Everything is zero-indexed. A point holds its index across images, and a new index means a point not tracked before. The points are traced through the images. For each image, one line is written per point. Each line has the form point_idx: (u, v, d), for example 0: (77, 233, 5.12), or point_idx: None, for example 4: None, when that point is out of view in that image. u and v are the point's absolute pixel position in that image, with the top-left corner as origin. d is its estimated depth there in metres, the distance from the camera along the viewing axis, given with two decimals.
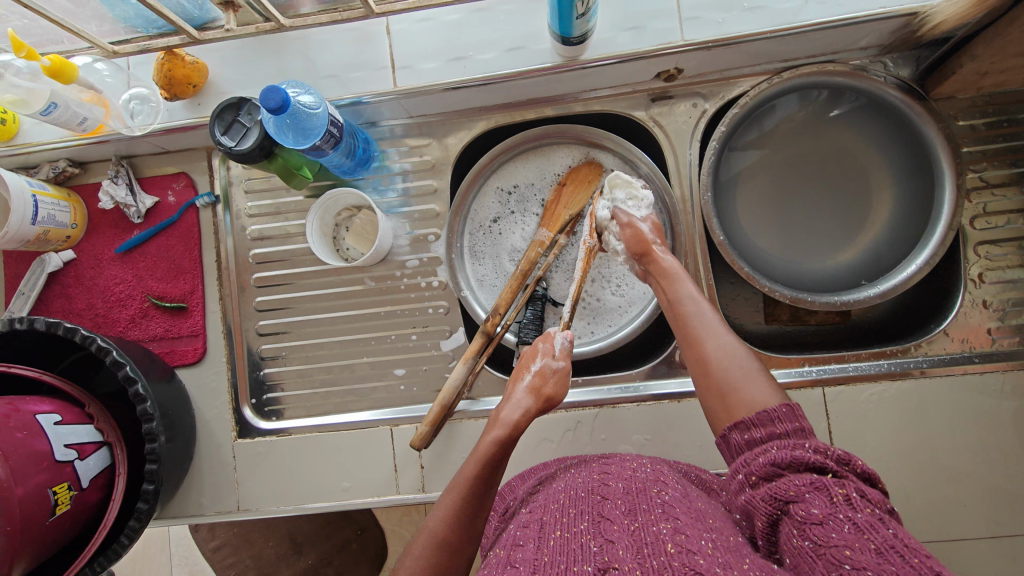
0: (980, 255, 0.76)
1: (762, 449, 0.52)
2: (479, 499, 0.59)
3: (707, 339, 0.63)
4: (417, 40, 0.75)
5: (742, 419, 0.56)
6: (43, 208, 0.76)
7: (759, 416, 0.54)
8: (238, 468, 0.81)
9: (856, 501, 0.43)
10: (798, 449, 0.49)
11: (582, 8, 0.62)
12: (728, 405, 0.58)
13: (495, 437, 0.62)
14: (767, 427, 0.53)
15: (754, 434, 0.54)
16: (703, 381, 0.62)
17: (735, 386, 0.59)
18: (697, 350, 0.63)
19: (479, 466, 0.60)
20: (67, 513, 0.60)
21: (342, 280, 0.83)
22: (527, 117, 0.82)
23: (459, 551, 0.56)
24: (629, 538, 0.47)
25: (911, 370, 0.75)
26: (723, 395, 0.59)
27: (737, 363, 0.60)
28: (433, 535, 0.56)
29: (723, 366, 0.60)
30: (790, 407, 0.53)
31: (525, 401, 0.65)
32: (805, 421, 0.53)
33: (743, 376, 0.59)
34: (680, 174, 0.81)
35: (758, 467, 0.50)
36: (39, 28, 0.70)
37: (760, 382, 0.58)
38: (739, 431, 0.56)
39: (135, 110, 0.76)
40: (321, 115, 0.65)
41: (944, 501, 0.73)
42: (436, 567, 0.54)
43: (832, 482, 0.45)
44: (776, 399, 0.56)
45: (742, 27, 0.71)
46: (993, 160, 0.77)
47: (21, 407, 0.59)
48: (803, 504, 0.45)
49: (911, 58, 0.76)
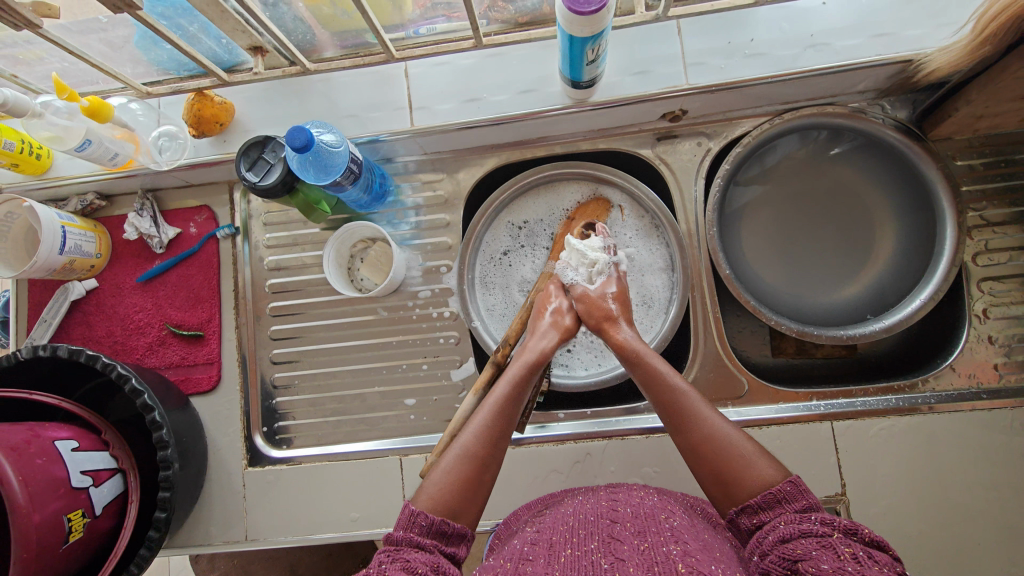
0: (984, 291, 0.77)
1: (772, 527, 0.52)
2: (507, 418, 0.63)
3: (696, 422, 0.61)
4: (433, 82, 0.79)
5: (748, 502, 0.56)
6: (71, 239, 0.79)
7: (765, 497, 0.54)
8: (247, 497, 0.81)
9: (863, 559, 0.45)
10: (805, 521, 0.50)
11: (592, 56, 0.65)
12: (732, 492, 0.57)
13: (523, 364, 0.67)
14: (775, 508, 0.54)
15: (763, 516, 0.54)
16: (700, 466, 0.60)
17: (738, 473, 0.57)
18: (688, 436, 0.61)
19: (508, 389, 0.65)
20: (80, 541, 0.61)
21: (355, 310, 0.84)
22: (537, 154, 0.85)
23: (486, 465, 0.60)
24: (639, 556, 0.47)
25: (919, 406, 0.75)
26: (723, 480, 0.58)
27: (730, 443, 0.59)
28: (461, 450, 0.60)
29: (717, 449, 0.59)
30: (795, 484, 0.54)
31: (549, 332, 0.71)
32: (812, 497, 0.54)
33: (742, 459, 0.58)
34: (686, 210, 0.83)
35: (768, 541, 0.51)
36: (78, 71, 0.74)
37: (762, 462, 0.58)
38: (747, 514, 0.55)
39: (163, 146, 0.80)
40: (342, 153, 0.69)
41: (957, 539, 0.72)
42: (462, 478, 0.58)
43: (839, 542, 0.47)
44: (780, 476, 0.56)
45: (744, 72, 0.74)
46: (992, 200, 0.79)
47: (41, 433, 0.60)
48: (812, 561, 0.46)
49: (908, 101, 0.79)
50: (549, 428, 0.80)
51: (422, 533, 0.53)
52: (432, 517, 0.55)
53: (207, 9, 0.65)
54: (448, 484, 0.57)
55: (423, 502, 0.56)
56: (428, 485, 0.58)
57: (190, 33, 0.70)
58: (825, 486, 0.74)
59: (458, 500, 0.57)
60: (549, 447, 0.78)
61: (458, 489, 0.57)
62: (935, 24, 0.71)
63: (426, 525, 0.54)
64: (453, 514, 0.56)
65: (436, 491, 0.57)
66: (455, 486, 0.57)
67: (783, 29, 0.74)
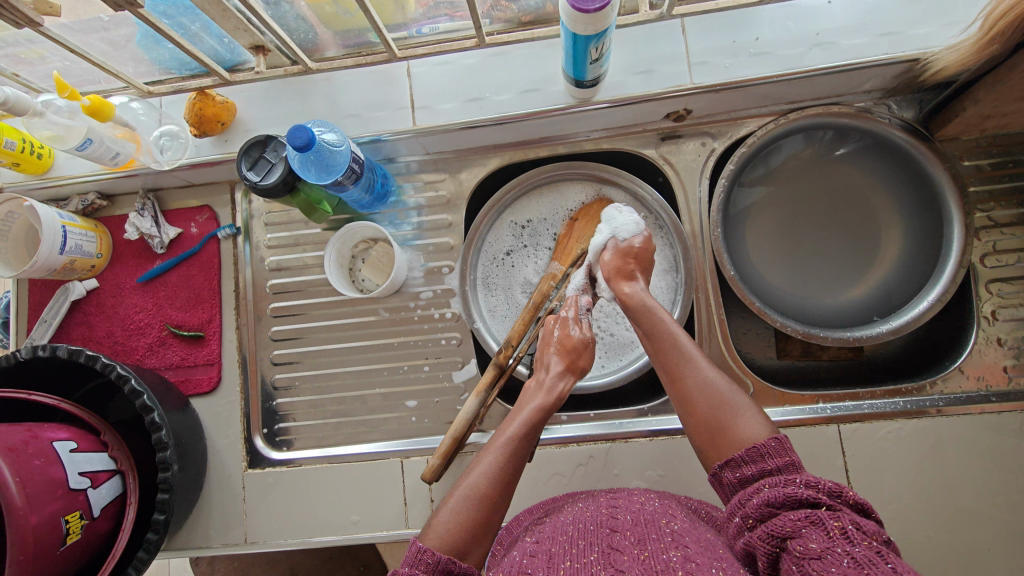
0: (992, 292, 0.76)
1: (756, 488, 0.52)
2: (518, 461, 0.62)
3: (688, 373, 0.62)
4: (436, 82, 0.78)
5: (731, 455, 0.56)
6: (72, 238, 0.78)
7: (749, 452, 0.54)
8: (247, 499, 0.81)
9: (852, 534, 0.43)
10: (790, 485, 0.49)
11: (596, 54, 0.65)
12: (717, 442, 0.58)
13: (539, 404, 0.66)
14: (758, 463, 0.54)
15: (746, 472, 0.54)
16: (689, 417, 0.61)
17: (724, 423, 0.58)
18: (679, 384, 0.62)
19: (521, 432, 0.63)
20: (78, 542, 0.60)
21: (356, 311, 0.84)
22: (539, 154, 0.85)
23: (496, 507, 0.59)
24: (640, 565, 0.46)
25: (927, 408, 0.74)
26: (711, 430, 0.59)
27: (720, 395, 0.60)
28: (470, 490, 0.59)
29: (707, 400, 0.60)
30: (780, 441, 0.54)
31: (563, 372, 0.69)
32: (794, 455, 0.53)
33: (730, 411, 0.58)
34: (690, 211, 0.83)
35: (753, 507, 0.50)
36: (80, 70, 0.73)
37: (750, 416, 0.58)
38: (731, 468, 0.55)
39: (165, 145, 0.80)
40: (343, 152, 0.68)
41: (966, 544, 0.71)
42: (472, 520, 0.57)
43: (827, 516, 0.45)
44: (767, 432, 0.56)
45: (749, 72, 0.73)
46: (1000, 200, 0.78)
47: (38, 434, 0.60)
48: (801, 540, 0.44)
49: (914, 101, 0.78)
50: (552, 431, 0.79)
51: (427, 570, 0.52)
52: (438, 553, 0.53)
53: (208, 9, 0.64)
54: (458, 524, 0.56)
55: (431, 541, 0.55)
56: (437, 524, 0.57)
57: (191, 32, 0.69)
58: None
59: (466, 541, 0.56)
60: (551, 449, 0.78)
61: (467, 531, 0.56)
62: (942, 23, 0.71)
63: (432, 563, 0.52)
64: (459, 554, 0.55)
65: (444, 530, 0.56)
66: (464, 526, 0.56)
67: (789, 28, 0.74)
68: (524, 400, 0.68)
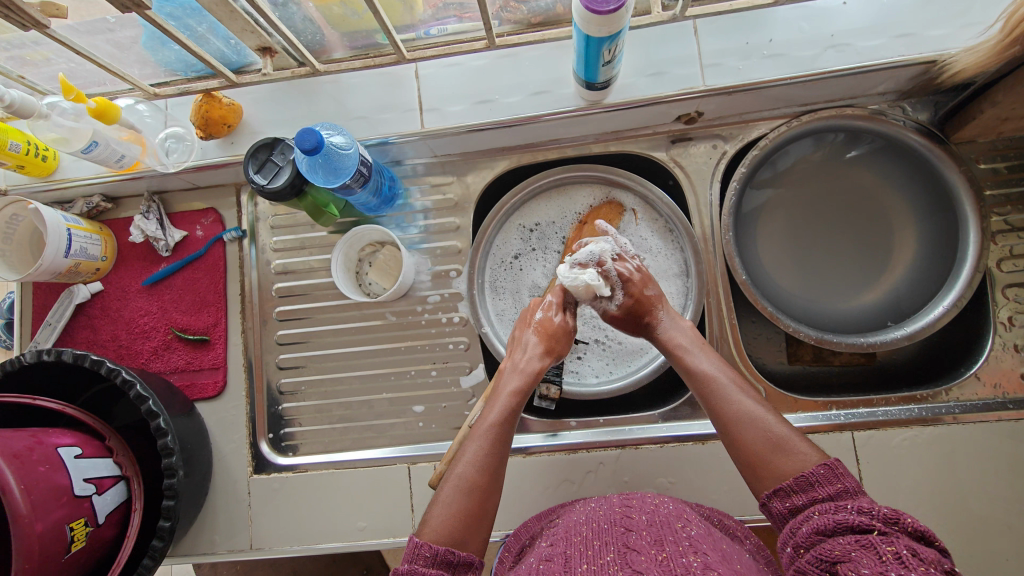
0: (1009, 298, 0.75)
1: (807, 515, 0.51)
2: (503, 444, 0.62)
3: (728, 401, 0.61)
4: (444, 84, 0.77)
5: (780, 484, 0.55)
6: (76, 241, 0.78)
7: (796, 481, 0.54)
8: (252, 505, 0.80)
9: (908, 560, 0.41)
10: (840, 511, 0.48)
11: (607, 56, 0.64)
12: (763, 471, 0.57)
13: (516, 387, 0.65)
14: (807, 491, 0.53)
15: (795, 500, 0.53)
16: (735, 448, 0.59)
17: (769, 451, 0.57)
18: (719, 415, 0.61)
19: (500, 416, 0.63)
20: (82, 550, 0.59)
21: (363, 315, 0.83)
22: (548, 156, 0.84)
23: (488, 493, 0.59)
24: (657, 567, 0.46)
25: (942, 416, 0.73)
26: (756, 460, 0.57)
27: (760, 425, 0.59)
28: (461, 479, 0.59)
29: (751, 429, 0.59)
30: (830, 467, 0.53)
31: (538, 353, 0.69)
32: (848, 480, 0.52)
33: (775, 439, 0.57)
34: (701, 214, 0.82)
35: (804, 535, 0.49)
36: (85, 72, 0.72)
37: (794, 444, 0.57)
38: (779, 498, 0.54)
39: (170, 148, 0.78)
40: (352, 156, 0.67)
41: (984, 555, 0.70)
42: (464, 509, 0.57)
43: (880, 541, 0.44)
44: (815, 459, 0.55)
45: (763, 74, 0.72)
46: (1017, 204, 0.77)
47: (44, 440, 0.59)
48: (853, 564, 0.43)
49: (929, 103, 0.77)
50: (560, 437, 0.78)
51: (427, 564, 0.52)
52: (436, 547, 0.53)
53: (215, 9, 0.63)
54: (452, 515, 0.56)
55: (428, 535, 0.55)
56: (431, 518, 0.57)
57: (198, 34, 0.69)
58: None
59: (462, 530, 0.56)
60: (560, 456, 0.77)
61: (460, 520, 0.56)
62: (959, 24, 0.70)
63: (431, 556, 0.53)
64: (457, 544, 0.55)
65: (440, 524, 0.56)
66: (457, 515, 0.56)
67: (802, 29, 0.72)
68: (502, 383, 0.68)
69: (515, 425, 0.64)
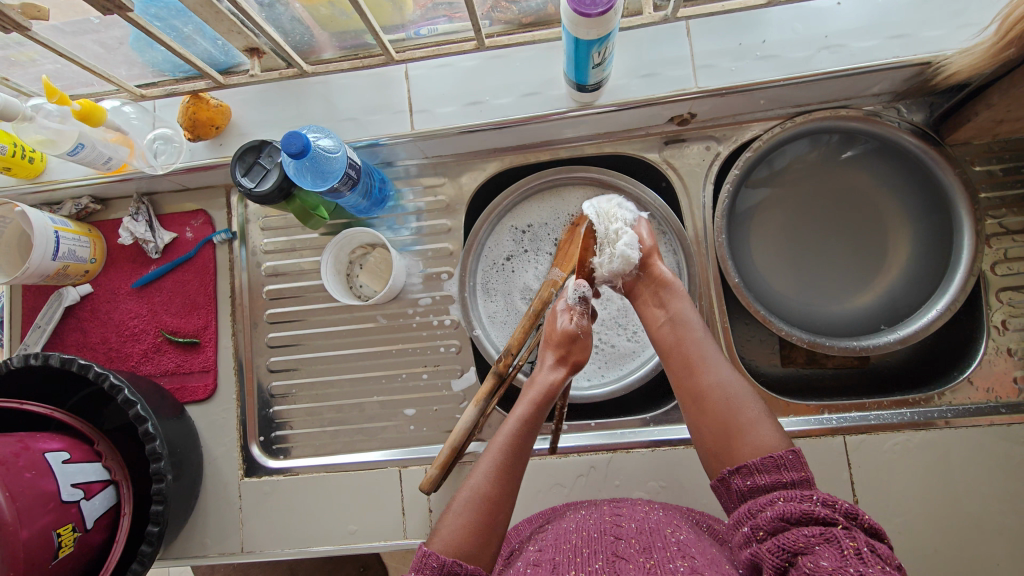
0: (1003, 301, 0.75)
1: (768, 499, 0.50)
2: (517, 459, 0.60)
3: (706, 371, 0.62)
4: (434, 85, 0.77)
5: (745, 461, 0.56)
6: (64, 244, 0.77)
7: (764, 461, 0.53)
8: (243, 508, 0.80)
9: (867, 557, 0.42)
10: (805, 501, 0.48)
11: (598, 58, 0.63)
12: (729, 444, 0.58)
13: (530, 401, 0.64)
14: (772, 474, 0.53)
15: (758, 480, 0.53)
16: (704, 416, 0.60)
17: (741, 425, 0.58)
18: (696, 381, 0.62)
19: (515, 431, 0.62)
20: (69, 556, 0.59)
21: (354, 317, 0.83)
22: (540, 158, 0.83)
23: (499, 507, 0.58)
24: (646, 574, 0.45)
25: (935, 420, 0.73)
26: (725, 433, 0.58)
27: (738, 399, 0.60)
28: (473, 492, 0.58)
29: (725, 401, 0.60)
30: (797, 455, 0.53)
31: (553, 366, 0.66)
32: (809, 471, 0.53)
33: (749, 415, 0.58)
34: (694, 216, 0.81)
35: (764, 519, 0.48)
36: (71, 72, 0.71)
37: (766, 423, 0.58)
38: (741, 476, 0.54)
39: (158, 150, 0.78)
40: (340, 158, 0.67)
41: (973, 559, 0.70)
42: (474, 523, 0.56)
43: (842, 535, 0.44)
44: (782, 444, 0.56)
45: (756, 75, 0.71)
46: (1012, 207, 0.76)
47: (31, 445, 0.59)
48: (813, 557, 0.43)
49: (925, 104, 0.76)
50: (552, 440, 0.77)
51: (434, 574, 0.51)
52: (442, 556, 0.52)
53: (201, 11, 0.62)
54: (461, 528, 0.55)
55: (436, 544, 0.55)
56: (441, 530, 0.56)
57: (185, 34, 0.68)
58: None
59: (471, 543, 0.55)
60: (551, 460, 0.76)
61: (469, 534, 0.55)
62: (955, 25, 0.69)
63: (437, 566, 0.51)
64: (469, 556, 0.54)
65: (449, 536, 0.55)
66: (466, 529, 0.55)
67: (796, 30, 0.72)
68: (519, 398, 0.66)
69: (532, 440, 0.62)
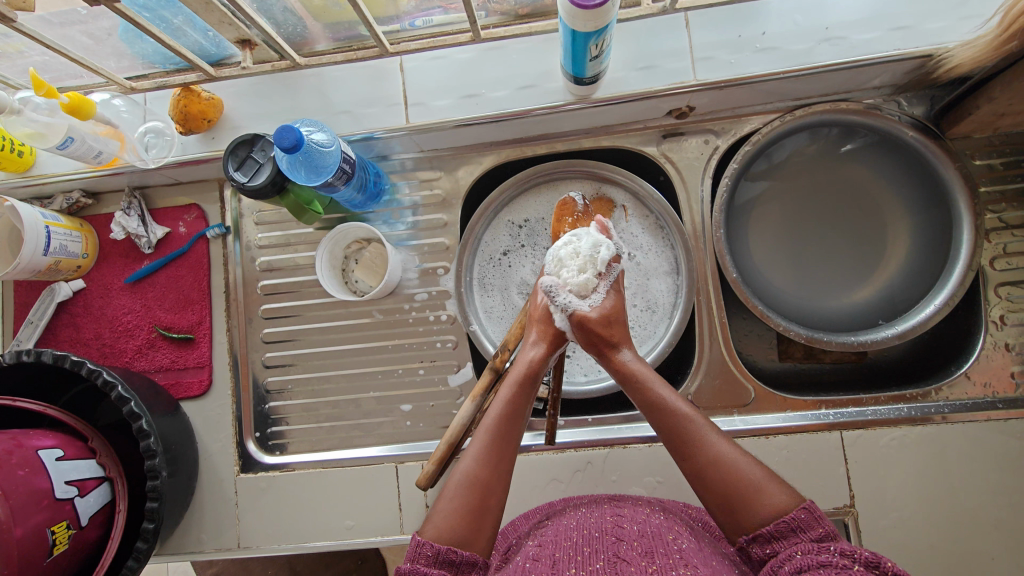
0: (1001, 296, 0.75)
1: (786, 555, 0.48)
2: (506, 440, 0.59)
3: (695, 449, 0.57)
4: (429, 77, 0.76)
5: (760, 529, 0.52)
6: (55, 239, 0.76)
7: (779, 525, 0.50)
8: (239, 503, 0.80)
9: None
10: (823, 552, 0.47)
11: (596, 51, 0.62)
12: (740, 516, 0.53)
13: (514, 380, 0.62)
14: (791, 537, 0.50)
15: (776, 547, 0.50)
16: (708, 494, 0.55)
17: (745, 499, 0.53)
18: (690, 462, 0.57)
19: (501, 411, 0.60)
20: (64, 554, 0.59)
21: (350, 313, 0.82)
22: (537, 151, 0.82)
23: (490, 488, 0.57)
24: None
25: (932, 415, 0.73)
26: (733, 509, 0.53)
27: (735, 472, 0.55)
28: (464, 476, 0.57)
29: (724, 476, 0.54)
30: (810, 511, 0.50)
31: (533, 343, 0.65)
32: (829, 526, 0.50)
33: (752, 487, 0.53)
34: (692, 210, 0.80)
35: (783, 574, 0.47)
36: (59, 64, 0.70)
37: (771, 487, 0.53)
38: (760, 544, 0.51)
39: (150, 143, 0.77)
40: (334, 153, 0.66)
41: (969, 555, 0.70)
42: (464, 508, 0.55)
43: None
44: (791, 499, 0.53)
45: (755, 68, 0.71)
46: (1012, 201, 0.76)
47: (23, 443, 0.58)
48: None
49: (925, 97, 0.76)
50: (549, 436, 0.77)
51: (430, 563, 0.51)
52: (437, 545, 0.53)
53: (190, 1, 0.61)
54: (452, 515, 0.55)
55: (430, 532, 0.54)
56: (433, 517, 0.55)
57: (175, 25, 0.67)
58: (834, 498, 0.72)
59: (463, 531, 0.54)
60: (548, 455, 0.76)
61: (461, 519, 0.55)
62: (957, 17, 0.68)
63: (432, 555, 0.52)
64: (460, 543, 0.53)
65: (440, 524, 0.55)
66: (458, 516, 0.55)
67: (797, 21, 0.71)
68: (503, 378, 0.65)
69: (520, 418, 0.61)
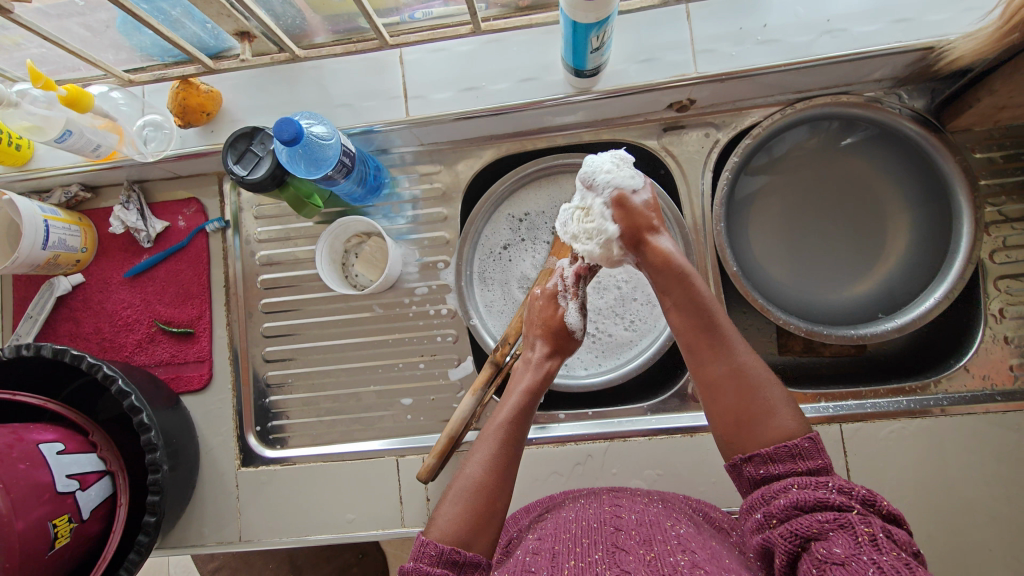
0: (1001, 289, 0.75)
1: (782, 486, 0.50)
2: (513, 447, 0.60)
3: (715, 356, 0.58)
4: (429, 70, 0.75)
5: (758, 451, 0.53)
6: (54, 233, 0.76)
7: (778, 450, 0.52)
8: (240, 497, 0.80)
9: (881, 543, 0.42)
10: (820, 488, 0.47)
11: (596, 43, 0.62)
12: (743, 435, 0.55)
13: (525, 387, 0.63)
14: (787, 463, 0.51)
15: (771, 469, 0.52)
16: (716, 407, 0.57)
17: (753, 415, 0.54)
18: (708, 370, 0.57)
19: (510, 418, 0.61)
20: (67, 546, 0.59)
21: (350, 307, 0.82)
22: (537, 145, 0.82)
23: (496, 493, 0.57)
24: (644, 568, 0.46)
25: (930, 408, 0.73)
26: (738, 422, 0.55)
27: (749, 389, 0.55)
28: (470, 481, 0.57)
29: (738, 388, 0.56)
30: (813, 441, 0.51)
31: (543, 351, 0.65)
32: (827, 455, 0.51)
33: (763, 404, 0.55)
34: (692, 203, 0.80)
35: (779, 507, 0.48)
36: (56, 57, 0.70)
37: (782, 410, 0.54)
38: (754, 464, 0.53)
39: (149, 136, 0.76)
40: (333, 146, 0.66)
41: (966, 545, 0.71)
42: (469, 511, 0.55)
43: (857, 521, 0.44)
44: (798, 429, 0.53)
45: (756, 60, 0.70)
46: (1012, 194, 0.76)
47: (24, 436, 0.58)
48: (827, 543, 0.43)
49: (926, 90, 0.75)
50: (549, 429, 0.77)
51: (433, 562, 0.52)
52: (441, 545, 0.53)
53: None
54: (457, 516, 0.55)
55: (434, 532, 0.55)
56: (438, 518, 0.56)
57: (173, 18, 0.66)
58: None
59: (468, 531, 0.54)
60: (548, 448, 0.76)
61: (467, 521, 0.55)
62: (959, 9, 0.68)
63: (436, 555, 0.52)
64: (464, 544, 0.54)
65: (445, 524, 0.55)
66: (463, 518, 0.55)
67: (798, 13, 0.70)
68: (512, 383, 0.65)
69: (528, 425, 0.62)
